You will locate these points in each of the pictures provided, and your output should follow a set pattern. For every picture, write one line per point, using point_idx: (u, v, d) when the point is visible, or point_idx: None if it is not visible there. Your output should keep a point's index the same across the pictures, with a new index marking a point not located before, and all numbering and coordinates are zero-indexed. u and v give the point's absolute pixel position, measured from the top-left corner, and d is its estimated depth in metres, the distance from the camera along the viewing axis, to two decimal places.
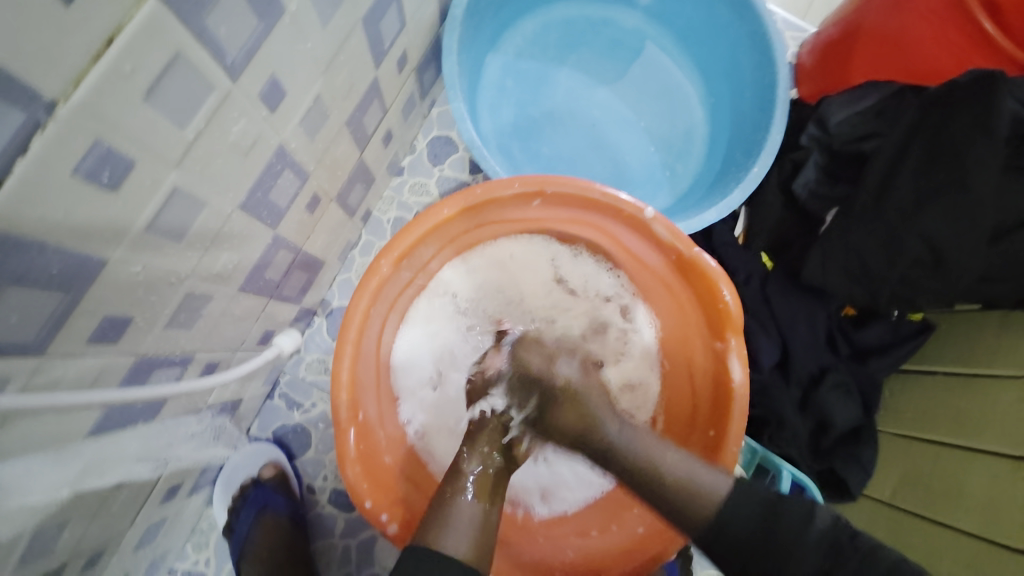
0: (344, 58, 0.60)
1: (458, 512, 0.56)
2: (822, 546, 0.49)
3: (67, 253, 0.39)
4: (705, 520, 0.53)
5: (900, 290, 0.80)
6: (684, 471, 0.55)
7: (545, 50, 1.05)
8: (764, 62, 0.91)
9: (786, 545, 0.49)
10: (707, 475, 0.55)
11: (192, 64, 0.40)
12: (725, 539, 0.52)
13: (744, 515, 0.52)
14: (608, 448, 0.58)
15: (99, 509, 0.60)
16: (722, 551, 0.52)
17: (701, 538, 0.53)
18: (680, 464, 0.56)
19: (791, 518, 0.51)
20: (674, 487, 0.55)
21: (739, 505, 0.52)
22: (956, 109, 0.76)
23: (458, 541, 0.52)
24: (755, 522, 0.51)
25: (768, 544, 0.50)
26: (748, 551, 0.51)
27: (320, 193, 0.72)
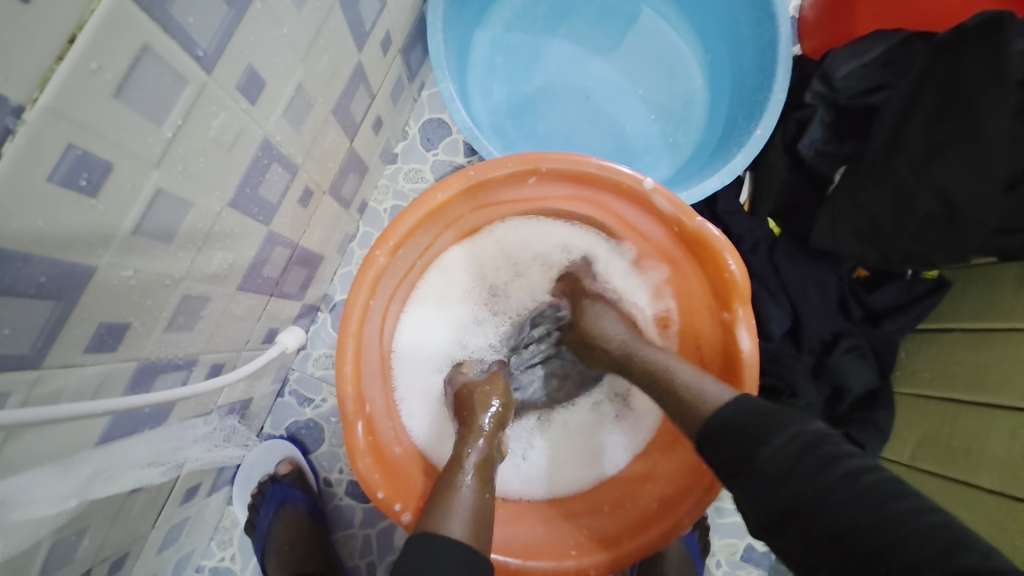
0: (324, 42, 0.58)
1: (458, 497, 0.55)
2: (802, 448, 0.43)
3: (53, 263, 0.39)
4: (702, 418, 0.51)
5: (913, 248, 0.77)
6: (694, 380, 0.55)
7: (534, 22, 1.02)
8: (762, 19, 0.87)
9: (762, 435, 0.45)
10: (714, 387, 0.53)
11: (161, 57, 0.39)
12: (708, 433, 0.49)
13: (734, 416, 0.48)
14: (626, 352, 0.63)
15: (117, 514, 0.61)
16: (711, 443, 0.49)
17: (697, 438, 0.51)
18: (693, 381, 0.55)
19: (780, 423, 0.45)
20: (681, 383, 0.55)
21: (728, 409, 0.49)
22: (965, 54, 0.72)
23: (460, 525, 0.51)
24: (742, 417, 0.48)
25: (748, 433, 0.46)
26: (733, 447, 0.47)
27: (312, 185, 0.70)
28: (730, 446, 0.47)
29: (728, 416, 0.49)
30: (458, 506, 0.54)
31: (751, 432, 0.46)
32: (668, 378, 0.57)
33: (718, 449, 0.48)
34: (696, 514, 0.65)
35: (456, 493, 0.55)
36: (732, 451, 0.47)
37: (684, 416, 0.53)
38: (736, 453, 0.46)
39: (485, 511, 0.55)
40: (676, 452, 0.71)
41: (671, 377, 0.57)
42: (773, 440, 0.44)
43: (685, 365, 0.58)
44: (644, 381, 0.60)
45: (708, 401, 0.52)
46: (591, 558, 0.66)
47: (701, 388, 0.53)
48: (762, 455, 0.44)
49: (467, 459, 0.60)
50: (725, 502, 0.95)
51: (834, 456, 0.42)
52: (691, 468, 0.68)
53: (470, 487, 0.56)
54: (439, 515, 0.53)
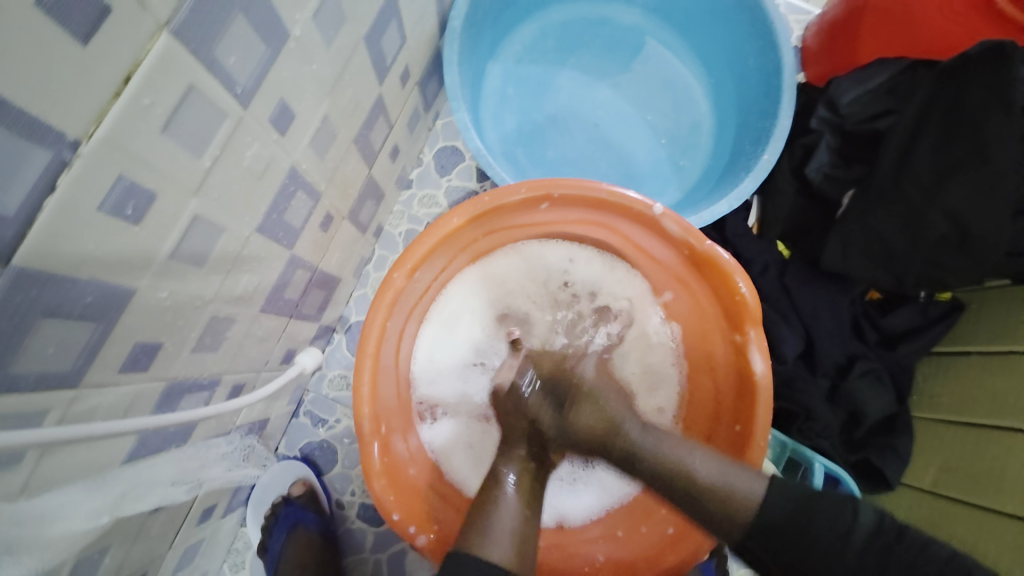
0: (349, 77, 0.62)
1: (497, 520, 0.55)
2: (861, 544, 0.46)
3: (98, 285, 0.41)
4: (745, 517, 0.51)
5: (926, 270, 0.78)
6: (716, 474, 0.54)
7: (544, 54, 1.06)
8: (765, 49, 0.90)
9: (825, 543, 0.47)
10: (742, 481, 0.53)
11: (205, 93, 0.41)
12: (767, 531, 0.49)
13: (782, 504, 0.50)
14: (633, 453, 0.58)
15: (138, 533, 0.61)
16: (760, 548, 0.50)
17: (749, 535, 0.50)
18: (716, 473, 0.54)
19: (831, 515, 0.47)
20: (705, 484, 0.54)
21: (770, 507, 0.50)
22: (970, 80, 0.74)
23: (502, 551, 0.52)
24: (796, 510, 0.49)
25: (807, 543, 0.47)
26: (787, 551, 0.48)
27: (332, 211, 0.73)
28: (795, 542, 0.48)
29: (778, 506, 0.50)
30: (499, 522, 0.55)
31: (813, 532, 0.47)
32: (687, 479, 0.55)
33: (778, 547, 0.49)
34: (710, 544, 0.63)
35: (496, 509, 0.56)
36: (801, 551, 0.47)
37: (712, 519, 0.53)
38: (805, 553, 0.47)
39: (525, 548, 0.54)
40: None
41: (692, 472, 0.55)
42: (849, 536, 0.46)
43: (700, 453, 0.56)
44: (655, 482, 0.57)
45: (745, 500, 0.51)
46: None
47: (733, 489, 0.52)
48: (843, 555, 0.46)
49: (509, 479, 0.60)
50: None
51: (887, 547, 0.46)
52: None
53: (512, 499, 0.58)
54: (475, 535, 0.53)
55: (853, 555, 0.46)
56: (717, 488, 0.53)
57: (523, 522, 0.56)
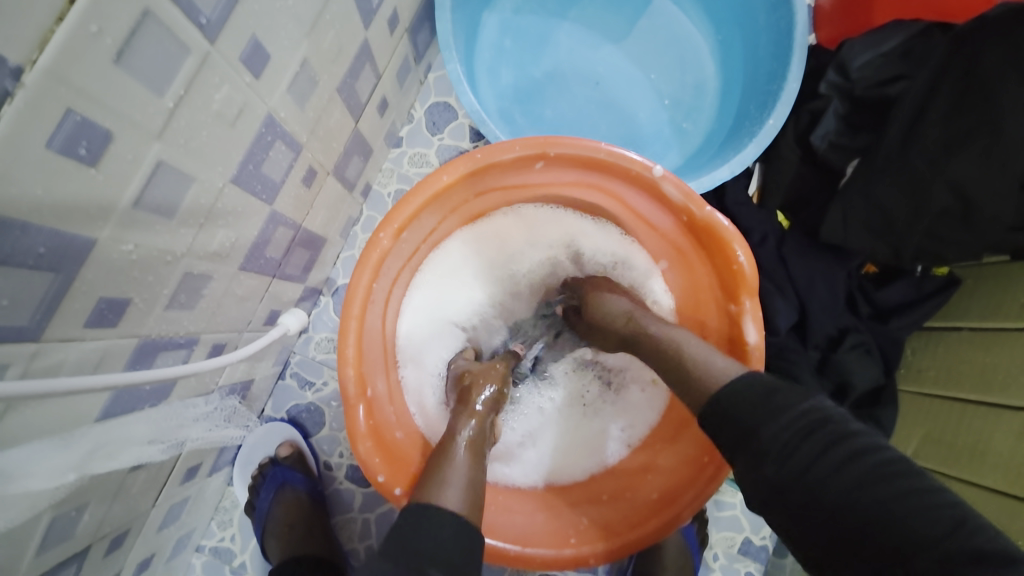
0: (330, 16, 0.57)
1: (453, 469, 0.56)
2: (806, 425, 0.43)
3: (52, 234, 0.38)
4: (709, 395, 0.50)
5: (925, 243, 0.76)
6: (701, 353, 0.54)
7: (543, 5, 1.00)
8: (778, 5, 0.85)
9: (770, 413, 0.44)
10: (722, 360, 0.52)
11: (163, 23, 0.37)
12: (717, 408, 0.48)
13: (745, 389, 0.47)
14: (637, 329, 0.61)
15: (118, 491, 0.61)
16: (713, 427, 0.48)
17: (703, 413, 0.50)
18: (700, 349, 0.54)
19: (784, 404, 0.44)
20: (690, 359, 0.54)
21: (735, 389, 0.48)
22: (987, 44, 0.70)
23: (453, 497, 0.52)
24: (749, 400, 0.46)
25: (751, 412, 0.45)
26: (738, 425, 0.46)
27: (315, 166, 0.69)
28: (733, 424, 0.46)
29: (740, 392, 0.47)
30: (453, 475, 0.55)
31: (750, 412, 0.45)
32: (678, 356, 0.55)
33: (721, 428, 0.48)
34: (696, 506, 0.64)
35: (451, 464, 0.56)
36: (735, 428, 0.46)
37: (688, 390, 0.52)
38: (739, 430, 0.46)
39: (477, 487, 0.55)
40: (678, 444, 0.71)
41: (685, 351, 0.55)
42: (783, 417, 0.44)
43: (693, 339, 0.56)
44: (655, 363, 0.58)
45: (713, 372, 0.51)
46: (592, 546, 0.65)
47: (710, 363, 0.52)
48: (768, 431, 0.44)
49: (461, 436, 0.60)
50: (724, 495, 0.95)
51: (839, 438, 0.41)
52: (693, 460, 0.68)
53: (463, 460, 0.57)
54: (435, 485, 0.54)
55: (777, 431, 0.43)
56: (698, 360, 0.53)
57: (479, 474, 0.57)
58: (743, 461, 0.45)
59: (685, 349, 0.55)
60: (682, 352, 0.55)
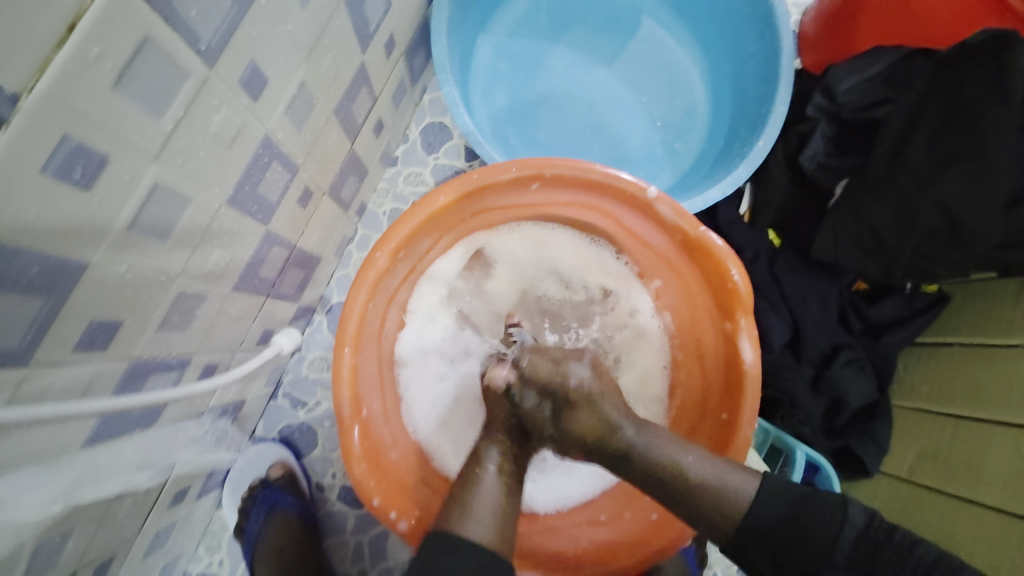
0: (328, 42, 0.58)
1: (479, 492, 0.56)
2: (853, 539, 0.49)
3: (44, 256, 0.38)
4: (734, 521, 0.52)
5: (914, 261, 0.78)
6: (712, 473, 0.54)
7: (537, 29, 1.02)
8: (766, 31, 0.87)
9: (812, 535, 0.50)
10: (733, 479, 0.53)
11: (163, 49, 0.38)
12: (753, 534, 0.51)
13: (769, 510, 0.51)
14: (626, 452, 0.56)
15: (103, 517, 0.59)
16: (756, 549, 0.51)
17: (735, 540, 0.52)
18: (708, 471, 0.54)
19: (822, 521, 0.50)
20: (702, 495, 0.53)
21: (762, 508, 0.51)
22: (968, 70, 0.72)
23: (480, 530, 0.53)
24: (785, 518, 0.51)
25: (805, 547, 0.49)
26: (786, 559, 0.50)
27: (311, 185, 0.69)
28: (785, 553, 0.50)
29: (769, 518, 0.51)
30: (478, 502, 0.55)
31: (800, 544, 0.50)
32: (686, 487, 0.53)
33: (767, 554, 0.51)
34: (693, 529, 0.63)
35: (477, 489, 0.57)
36: (788, 560, 0.50)
37: (712, 523, 0.53)
38: (793, 561, 0.50)
39: (507, 516, 0.56)
40: None
41: (695, 483, 0.53)
42: (833, 542, 0.49)
43: (694, 448, 0.56)
44: (651, 487, 0.55)
45: (742, 502, 0.52)
46: None
47: (728, 490, 0.53)
48: (829, 562, 0.49)
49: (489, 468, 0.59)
50: None
51: (878, 539, 0.49)
52: None
53: (490, 483, 0.57)
54: (460, 515, 0.54)
55: (834, 556, 0.49)
56: (713, 486, 0.53)
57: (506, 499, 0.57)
58: None
59: (698, 491, 0.53)
60: (688, 480, 0.54)
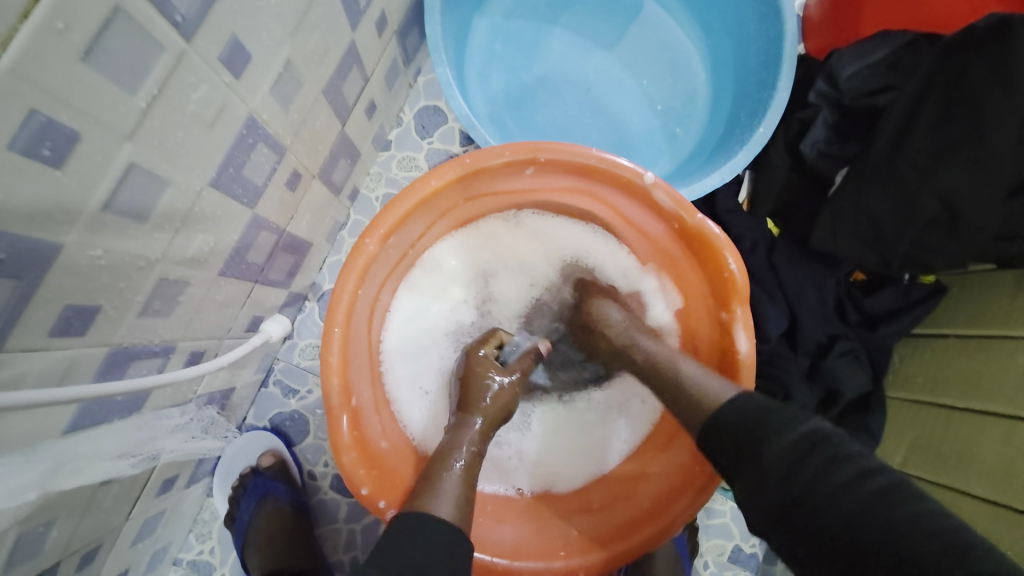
0: (315, 17, 0.56)
1: (446, 480, 0.54)
2: (809, 444, 0.44)
3: (13, 239, 0.36)
4: (709, 410, 0.52)
5: (913, 252, 0.76)
6: (697, 374, 0.56)
7: (534, 10, 0.99)
8: (769, 14, 0.85)
9: (766, 433, 0.46)
10: (718, 383, 0.54)
11: (135, 19, 0.36)
12: (720, 425, 0.50)
13: (734, 411, 0.49)
14: (629, 342, 0.64)
15: (88, 505, 0.58)
16: (715, 434, 0.50)
17: (703, 430, 0.51)
18: (701, 375, 0.56)
19: (781, 422, 0.46)
20: (685, 380, 0.56)
21: (734, 404, 0.50)
22: (973, 57, 0.71)
23: (446, 507, 0.51)
24: (744, 417, 0.48)
25: (758, 428, 0.47)
26: (738, 445, 0.47)
27: (300, 168, 0.67)
28: (735, 441, 0.48)
29: (735, 411, 0.49)
30: (442, 493, 0.53)
31: (754, 433, 0.47)
32: (673, 375, 0.57)
33: (722, 440, 0.49)
34: (689, 515, 0.63)
35: (441, 483, 0.54)
36: (737, 445, 0.47)
37: (677, 402, 0.55)
38: (741, 446, 0.47)
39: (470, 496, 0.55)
40: (668, 453, 0.70)
41: (679, 369, 0.58)
42: (782, 437, 0.45)
43: (688, 361, 0.58)
44: (647, 375, 0.61)
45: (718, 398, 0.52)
46: (581, 558, 0.64)
47: (712, 387, 0.53)
48: (771, 450, 0.45)
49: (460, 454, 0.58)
50: (714, 503, 0.94)
51: (831, 453, 0.43)
52: (684, 469, 0.67)
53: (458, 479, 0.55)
54: (425, 495, 0.52)
55: (776, 452, 0.45)
56: (695, 380, 0.55)
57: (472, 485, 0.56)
58: (742, 480, 0.47)
59: (681, 374, 0.57)
60: (677, 369, 0.58)
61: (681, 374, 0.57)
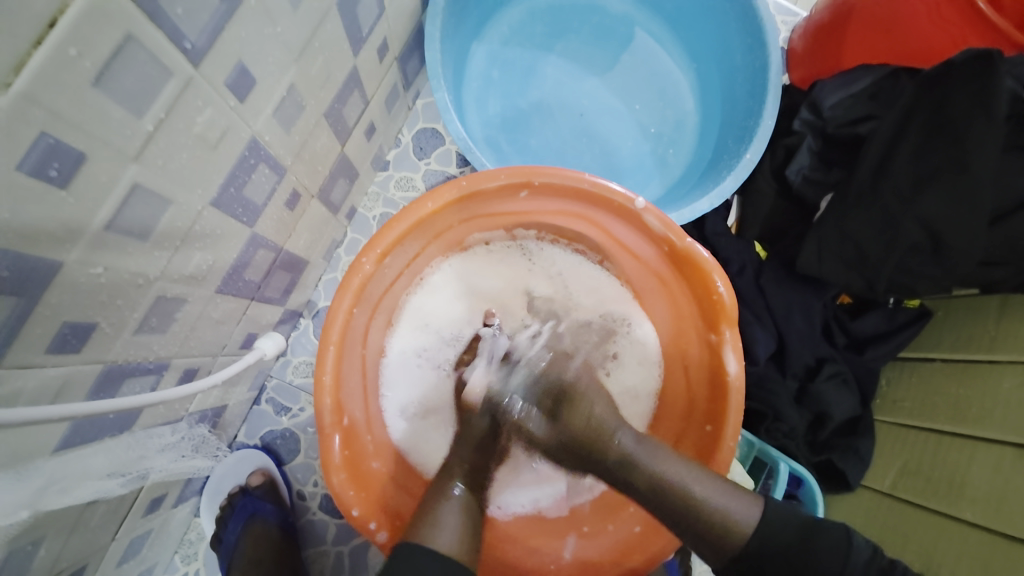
0: (319, 45, 0.57)
1: (444, 513, 0.58)
2: (856, 563, 0.49)
3: (15, 256, 0.37)
4: (739, 543, 0.52)
5: (898, 276, 0.78)
6: (707, 495, 0.54)
7: (531, 38, 1.03)
8: (755, 45, 0.89)
9: (819, 558, 0.50)
10: (737, 506, 0.53)
11: (146, 47, 0.37)
12: (759, 552, 0.51)
13: (777, 531, 0.52)
14: (625, 459, 0.57)
15: (74, 526, 0.57)
16: (756, 568, 0.51)
17: (737, 558, 0.52)
18: (709, 492, 0.54)
19: (828, 541, 0.50)
20: (694, 506, 0.53)
21: (770, 527, 0.52)
22: (952, 89, 0.74)
23: (448, 541, 0.55)
24: (791, 536, 0.51)
25: (805, 560, 0.50)
26: (777, 566, 0.51)
27: (300, 188, 0.69)
28: (782, 566, 0.51)
29: (776, 534, 0.52)
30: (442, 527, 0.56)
31: (803, 556, 0.50)
32: (685, 495, 0.54)
33: (764, 567, 0.51)
34: (676, 543, 0.63)
35: (441, 515, 0.57)
36: (786, 571, 0.50)
37: (707, 544, 0.53)
38: (792, 573, 0.50)
39: (469, 513, 0.60)
40: None
41: (703, 502, 0.53)
42: (839, 563, 0.49)
43: (703, 479, 0.55)
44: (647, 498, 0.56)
45: (742, 527, 0.52)
46: None
47: (733, 515, 0.53)
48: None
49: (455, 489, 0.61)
50: None
51: (877, 568, 0.49)
52: None
53: (454, 522, 0.57)
54: (427, 526, 0.56)
55: (841, 574, 0.49)
56: (715, 505, 0.53)
57: (472, 515, 0.60)
58: None
59: (699, 504, 0.53)
60: (692, 494, 0.54)
61: (678, 484, 0.55)
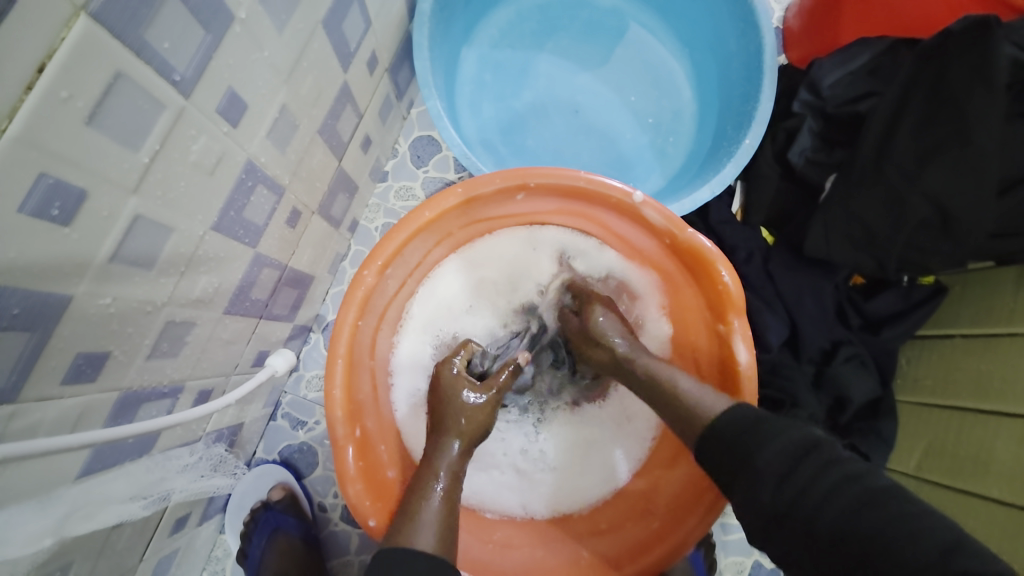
0: (308, 63, 0.58)
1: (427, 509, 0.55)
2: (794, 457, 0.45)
3: (26, 295, 0.38)
4: (703, 424, 0.52)
5: (909, 254, 0.76)
6: (693, 391, 0.56)
7: (521, 38, 1.03)
8: (747, 30, 0.87)
9: (763, 439, 0.47)
10: (712, 398, 0.54)
11: (136, 82, 0.38)
12: (710, 438, 0.51)
13: (730, 423, 0.50)
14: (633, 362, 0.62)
15: (102, 548, 0.59)
16: (710, 447, 0.51)
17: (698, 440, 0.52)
18: (693, 389, 0.56)
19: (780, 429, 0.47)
20: (684, 400, 0.55)
21: (731, 412, 0.51)
22: (952, 60, 0.72)
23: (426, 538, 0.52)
24: (741, 425, 0.49)
25: (747, 436, 0.48)
26: (732, 456, 0.48)
27: (300, 206, 0.70)
28: (729, 453, 0.49)
29: (730, 421, 0.50)
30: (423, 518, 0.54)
31: (745, 439, 0.48)
32: (673, 391, 0.57)
33: (716, 454, 0.50)
34: (699, 535, 0.63)
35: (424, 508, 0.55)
36: (732, 459, 0.48)
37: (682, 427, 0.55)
38: (736, 460, 0.48)
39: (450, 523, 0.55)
40: (676, 470, 0.69)
41: (681, 395, 0.56)
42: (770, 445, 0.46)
43: (683, 374, 0.58)
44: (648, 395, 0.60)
45: (711, 412, 0.53)
46: None
47: (701, 403, 0.54)
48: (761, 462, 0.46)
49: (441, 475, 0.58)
50: (730, 518, 0.93)
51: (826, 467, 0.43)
52: (692, 487, 0.66)
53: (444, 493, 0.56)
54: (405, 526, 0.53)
55: (766, 462, 0.45)
56: (691, 399, 0.55)
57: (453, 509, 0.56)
58: (738, 492, 0.47)
59: (681, 395, 0.56)
60: (678, 390, 0.57)
61: (679, 392, 0.56)
